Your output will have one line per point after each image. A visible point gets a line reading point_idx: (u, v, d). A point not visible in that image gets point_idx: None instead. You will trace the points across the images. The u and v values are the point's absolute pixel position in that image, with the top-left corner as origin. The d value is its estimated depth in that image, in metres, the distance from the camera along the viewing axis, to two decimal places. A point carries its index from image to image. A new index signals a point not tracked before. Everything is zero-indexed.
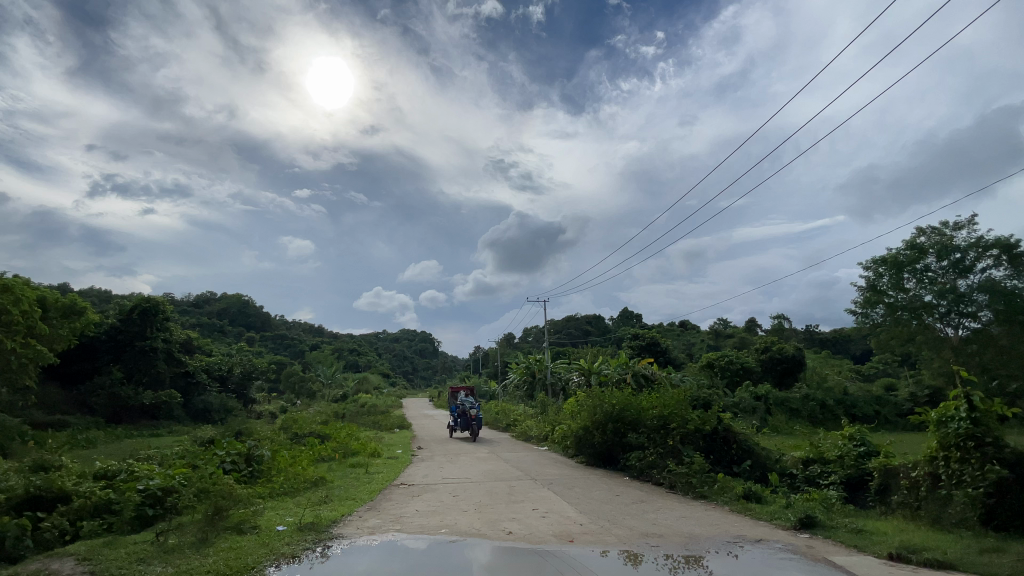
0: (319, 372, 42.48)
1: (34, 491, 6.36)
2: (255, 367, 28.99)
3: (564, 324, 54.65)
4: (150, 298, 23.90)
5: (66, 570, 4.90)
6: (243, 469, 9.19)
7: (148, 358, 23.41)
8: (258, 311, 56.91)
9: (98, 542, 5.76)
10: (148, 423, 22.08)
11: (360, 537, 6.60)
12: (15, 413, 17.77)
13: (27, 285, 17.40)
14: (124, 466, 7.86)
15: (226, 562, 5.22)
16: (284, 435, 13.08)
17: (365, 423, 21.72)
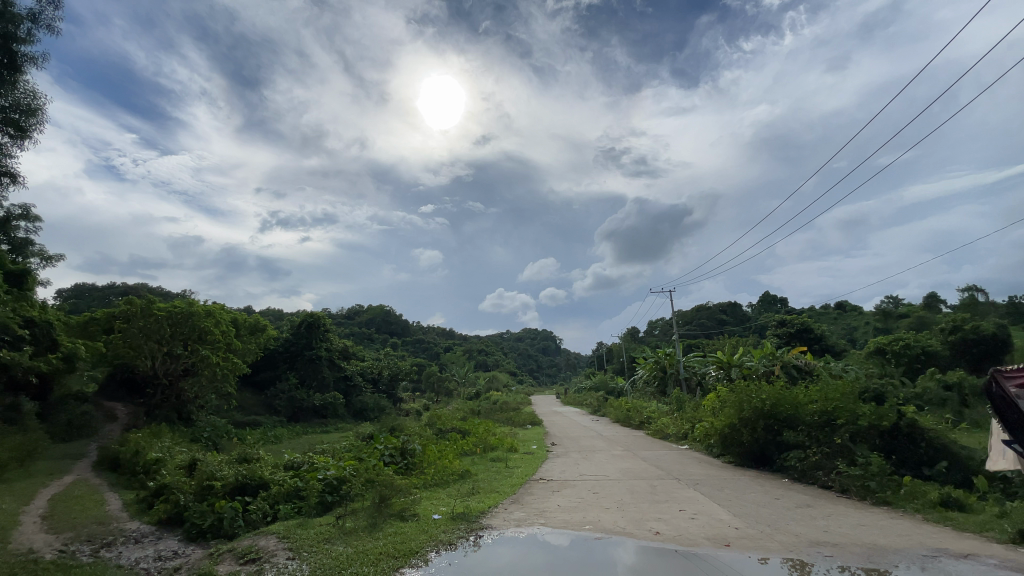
0: (453, 372, 45.39)
1: (241, 480, 7.66)
2: (400, 369, 31.90)
3: (694, 315, 51.23)
4: (313, 314, 28.22)
5: (272, 545, 5.82)
6: (400, 461, 10.15)
7: (315, 365, 27.15)
8: (398, 319, 62.78)
9: (293, 524, 6.70)
10: (319, 420, 25.39)
11: (508, 529, 6.81)
12: (223, 415, 21.72)
13: (223, 309, 21.21)
14: (306, 459, 9.12)
15: (395, 545, 5.77)
16: (429, 431, 14.15)
17: (499, 420, 22.50)
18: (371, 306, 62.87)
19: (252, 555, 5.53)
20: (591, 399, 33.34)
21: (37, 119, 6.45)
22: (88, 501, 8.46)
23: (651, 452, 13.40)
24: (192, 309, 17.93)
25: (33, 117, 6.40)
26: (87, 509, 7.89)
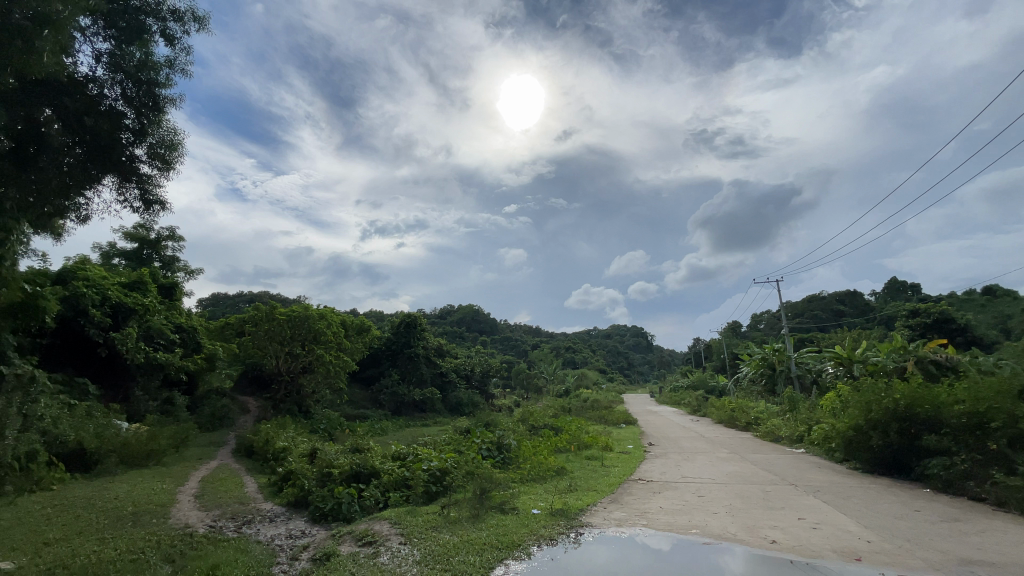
0: (543, 369, 45.59)
1: (355, 469, 8.31)
2: (492, 366, 32.74)
3: (803, 307, 46.76)
4: (410, 314, 30.13)
5: (385, 530, 6.23)
6: (497, 455, 10.39)
7: (413, 362, 28.78)
8: (487, 317, 64.45)
9: (403, 511, 7.12)
10: (419, 414, 26.81)
11: (609, 528, 6.68)
12: (336, 408, 23.72)
13: (332, 311, 23.20)
14: (410, 450, 9.66)
15: (498, 537, 5.89)
16: (523, 427, 14.30)
17: (591, 418, 22.23)
18: (462, 305, 65.37)
19: (368, 538, 5.95)
20: (689, 398, 31.71)
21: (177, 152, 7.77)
22: (231, 483, 9.66)
23: (761, 455, 12.43)
24: (308, 312, 19.82)
25: (174, 149, 7.49)
26: (231, 491, 9.02)
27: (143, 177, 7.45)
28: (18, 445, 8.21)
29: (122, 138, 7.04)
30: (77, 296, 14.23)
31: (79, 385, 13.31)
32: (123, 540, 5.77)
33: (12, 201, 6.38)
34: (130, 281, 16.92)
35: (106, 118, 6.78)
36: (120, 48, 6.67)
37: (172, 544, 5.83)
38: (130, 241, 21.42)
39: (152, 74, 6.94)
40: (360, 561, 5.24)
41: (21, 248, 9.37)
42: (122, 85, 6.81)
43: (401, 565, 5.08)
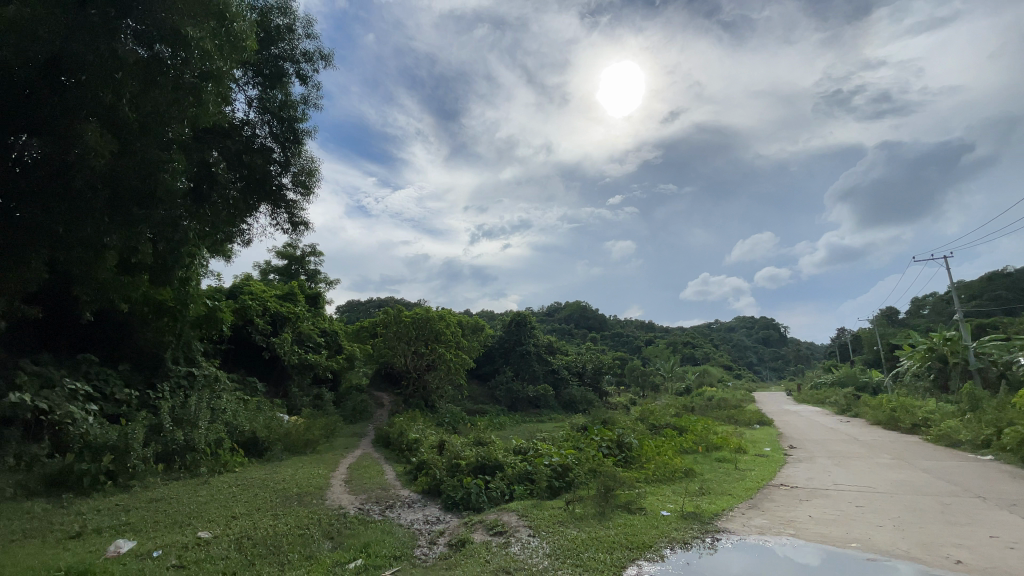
0: (659, 366, 43.51)
1: (480, 461, 8.68)
2: (604, 363, 32.19)
3: (982, 287, 38.90)
4: (520, 312, 31.10)
5: (514, 521, 6.40)
6: (618, 453, 10.14)
7: (526, 359, 29.48)
8: (596, 314, 63.41)
9: (529, 504, 7.24)
10: (535, 410, 27.21)
11: (749, 535, 6.15)
12: (457, 403, 25.02)
13: (449, 312, 24.60)
14: (531, 445, 9.84)
15: (627, 536, 5.72)
16: (643, 426, 13.80)
17: (718, 418, 20.71)
18: (570, 303, 65.28)
19: (499, 528, 6.15)
20: (836, 396, 28.05)
21: (313, 178, 10.05)
22: (373, 470, 10.69)
23: (934, 461, 10.56)
24: (428, 314, 21.25)
25: (310, 174, 9.87)
26: (374, 477, 9.97)
27: (286, 197, 9.79)
28: (208, 432, 9.90)
29: (271, 167, 9.49)
30: (244, 307, 16.88)
31: (250, 383, 15.67)
32: (292, 517, 6.68)
33: (195, 231, 8.09)
34: (283, 292, 19.63)
35: (259, 153, 9.25)
36: (265, 92, 9.19)
37: (330, 522, 6.59)
38: (282, 258, 24.79)
39: (290, 111, 9.41)
40: (493, 549, 5.43)
41: (203, 270, 11.35)
42: (269, 123, 9.30)
43: (533, 557, 5.17)
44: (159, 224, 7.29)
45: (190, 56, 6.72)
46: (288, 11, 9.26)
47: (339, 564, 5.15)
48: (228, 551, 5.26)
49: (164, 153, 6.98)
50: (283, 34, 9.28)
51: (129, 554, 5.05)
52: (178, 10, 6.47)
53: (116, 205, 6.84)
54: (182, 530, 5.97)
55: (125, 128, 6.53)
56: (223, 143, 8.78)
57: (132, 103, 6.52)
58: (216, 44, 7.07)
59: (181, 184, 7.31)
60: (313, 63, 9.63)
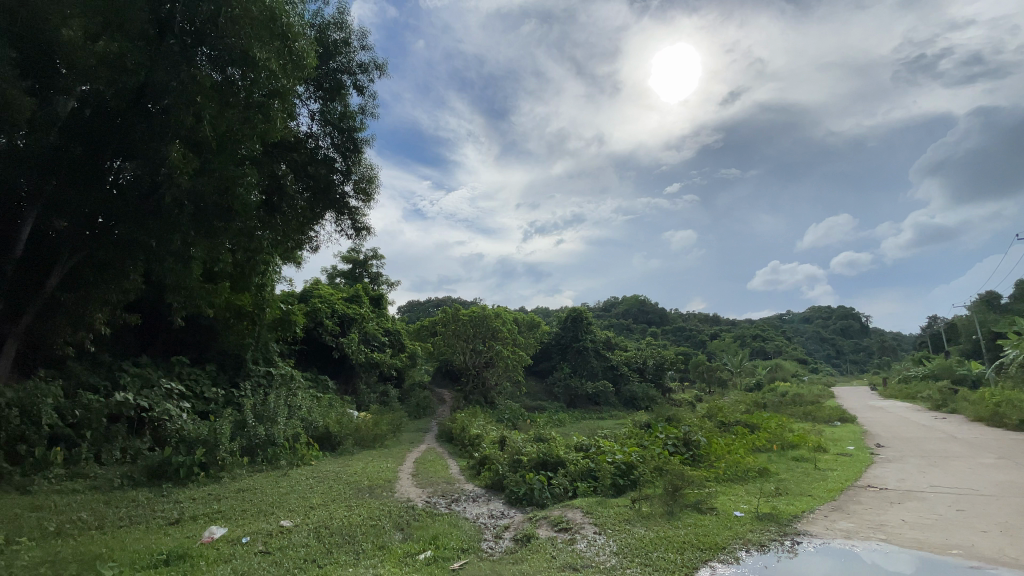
0: (726, 361, 41.53)
1: (542, 457, 8.68)
2: (666, 358, 31.21)
3: None
4: (576, 308, 30.92)
5: (579, 518, 6.33)
6: (685, 451, 9.79)
7: (584, 355, 29.19)
8: (655, 308, 61.60)
9: (593, 501, 7.15)
10: (595, 407, 26.84)
11: (834, 539, 5.72)
12: (516, 400, 25.17)
13: (506, 309, 24.81)
14: (593, 442, 9.71)
15: (698, 537, 5.50)
16: (710, 423, 13.26)
17: (793, 415, 19.47)
18: (628, 298, 63.92)
19: (564, 524, 6.11)
20: (929, 390, 25.55)
21: (373, 184, 10.47)
22: (438, 465, 10.98)
23: None
24: (485, 312, 21.56)
25: (370, 181, 10.29)
26: (439, 471, 10.24)
27: (349, 204, 10.27)
28: (286, 428, 10.56)
29: (334, 176, 9.97)
30: (314, 310, 17.89)
31: (322, 381, 16.57)
32: (364, 508, 6.99)
33: (269, 240, 8.66)
34: (349, 295, 20.61)
35: (323, 164, 9.76)
36: (326, 105, 9.65)
37: (400, 514, 6.83)
38: (347, 262, 26.01)
39: (350, 121, 9.82)
40: (559, 545, 5.39)
41: (277, 276, 12.11)
42: (331, 135, 9.77)
43: (599, 554, 5.10)
44: (237, 235, 7.87)
45: (258, 76, 7.19)
46: (344, 25, 9.61)
47: (409, 554, 5.33)
48: (308, 539, 5.59)
49: (238, 169, 7.51)
50: (341, 48, 9.66)
51: (222, 540, 5.48)
52: (246, 34, 6.93)
53: (200, 220, 7.46)
54: (267, 519, 6.41)
55: (204, 148, 7.10)
56: (290, 157, 9.33)
57: (210, 124, 7.06)
58: (281, 64, 7.49)
59: (254, 197, 7.82)
60: (369, 74, 9.99)
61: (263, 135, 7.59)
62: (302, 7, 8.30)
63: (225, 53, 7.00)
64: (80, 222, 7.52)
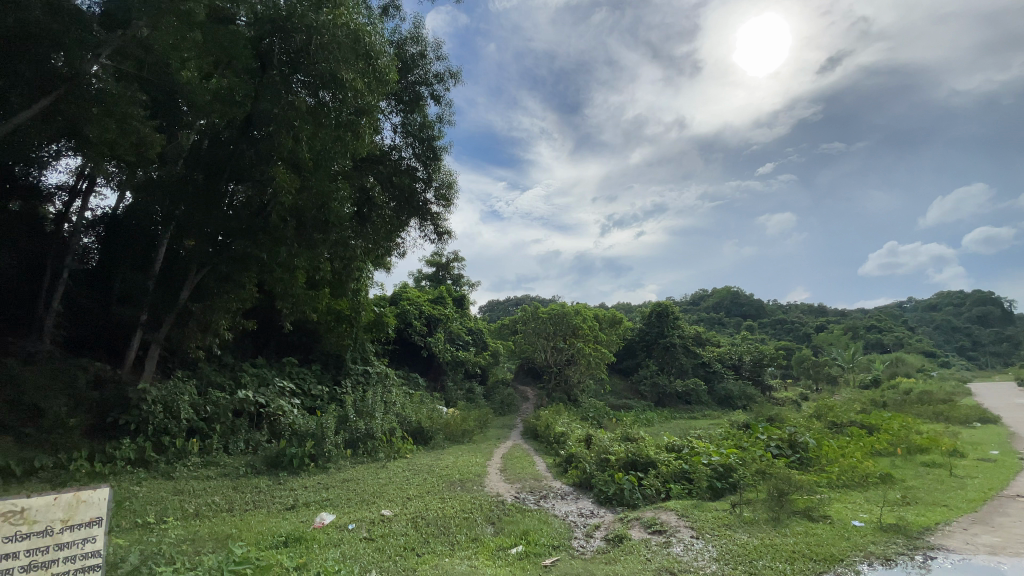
0: (835, 355, 37.68)
1: (632, 457, 8.46)
2: (764, 353, 29.02)
3: None
4: (661, 303, 29.74)
5: (674, 521, 6.06)
6: (791, 454, 9.03)
7: (671, 352, 28.00)
8: (749, 300, 57.54)
9: (689, 504, 6.82)
10: (686, 405, 25.62)
11: (978, 555, 4.96)
12: (601, 398, 24.73)
13: (587, 306, 24.51)
14: (685, 442, 9.29)
15: (809, 546, 5.03)
16: (819, 424, 12.09)
17: (920, 415, 17.18)
18: (718, 290, 60.29)
19: (657, 526, 5.90)
20: None
21: (452, 190, 10.82)
22: (526, 461, 11.08)
23: None
24: (566, 309, 21.48)
25: (449, 186, 10.65)
26: (526, 468, 10.36)
27: (431, 210, 10.72)
28: (382, 422, 11.25)
29: (417, 185, 10.45)
30: (403, 312, 18.88)
31: (413, 379, 17.47)
32: (457, 501, 7.24)
33: (361, 249, 9.26)
34: (434, 296, 21.54)
35: (406, 174, 10.27)
36: (407, 117, 10.12)
37: (491, 509, 6.98)
38: (431, 266, 27.19)
39: (428, 130, 10.21)
40: (653, 548, 5.22)
41: (369, 280, 12.93)
42: (412, 145, 10.23)
43: (698, 559, 4.85)
44: (334, 245, 8.52)
45: (345, 96, 7.72)
46: (420, 39, 9.99)
47: (502, 548, 5.43)
48: (408, 528, 5.89)
49: (332, 183, 8.14)
50: (418, 61, 10.07)
51: (332, 526, 5.95)
52: (334, 58, 7.45)
53: (302, 233, 8.18)
54: (369, 508, 6.85)
55: (303, 167, 7.76)
56: (377, 169, 9.93)
57: (306, 145, 7.70)
58: (366, 82, 7.94)
59: (347, 208, 8.43)
60: (444, 83, 10.33)
61: (353, 151, 8.13)
62: (381, 27, 8.77)
63: (317, 78, 7.65)
64: (205, 240, 8.56)
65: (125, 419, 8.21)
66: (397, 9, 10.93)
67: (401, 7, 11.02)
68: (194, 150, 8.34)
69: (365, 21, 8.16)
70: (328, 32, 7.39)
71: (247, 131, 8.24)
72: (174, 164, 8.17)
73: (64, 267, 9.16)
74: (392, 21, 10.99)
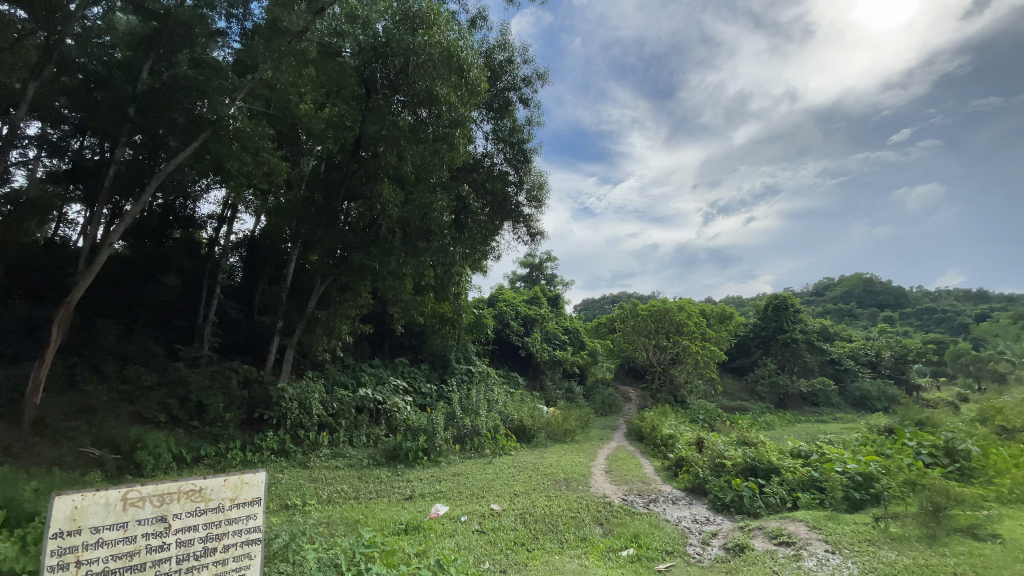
0: (1006, 350, 31.66)
1: (750, 462, 7.86)
2: (909, 349, 25.29)
3: None
4: (778, 295, 27.19)
5: (803, 533, 5.50)
6: (948, 464, 7.76)
7: (792, 349, 25.48)
8: (886, 288, 50.51)
9: (821, 515, 6.16)
10: (811, 407, 23.16)
11: None
12: (712, 399, 23.23)
13: (691, 301, 23.21)
14: (813, 448, 8.41)
15: (977, 570, 4.28)
16: (988, 430, 10.23)
17: None
18: (846, 278, 53.75)
19: (784, 537, 5.40)
20: None
21: (543, 191, 10.91)
22: (632, 464, 10.75)
23: None
24: (668, 306, 20.56)
25: (541, 188, 10.76)
26: (633, 470, 10.08)
27: (524, 213, 10.91)
28: (487, 420, 11.65)
29: (509, 189, 10.68)
30: (501, 313, 19.45)
31: (513, 378, 17.84)
32: (563, 500, 7.26)
33: (460, 254, 9.67)
34: (530, 297, 21.85)
35: (499, 179, 10.55)
36: (497, 123, 10.38)
37: (598, 509, 6.89)
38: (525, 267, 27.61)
39: (519, 134, 10.39)
40: (780, 560, 4.79)
41: (469, 283, 13.50)
42: (503, 150, 10.47)
43: None
44: (436, 252, 9.01)
45: (441, 110, 8.11)
46: (507, 45, 10.18)
47: (612, 549, 5.33)
48: (517, 524, 6.02)
49: (431, 194, 8.62)
50: (505, 67, 10.29)
51: (446, 517, 6.28)
52: (429, 76, 7.88)
53: (407, 242, 8.75)
54: (479, 502, 7.12)
55: (406, 182, 8.33)
56: (471, 178, 10.35)
57: (408, 160, 8.24)
58: (460, 94, 8.26)
59: (446, 216, 8.86)
60: (532, 85, 10.44)
61: (450, 162, 8.52)
62: (470, 39, 9.10)
63: (414, 96, 8.17)
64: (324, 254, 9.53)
65: (269, 414, 9.39)
66: (484, 19, 11.28)
67: (488, 17, 11.34)
68: (313, 175, 9.32)
69: (457, 36, 8.52)
70: (423, 51, 7.85)
71: (356, 152, 9.01)
72: (298, 187, 9.19)
73: (217, 283, 10.77)
74: (480, 32, 11.36)
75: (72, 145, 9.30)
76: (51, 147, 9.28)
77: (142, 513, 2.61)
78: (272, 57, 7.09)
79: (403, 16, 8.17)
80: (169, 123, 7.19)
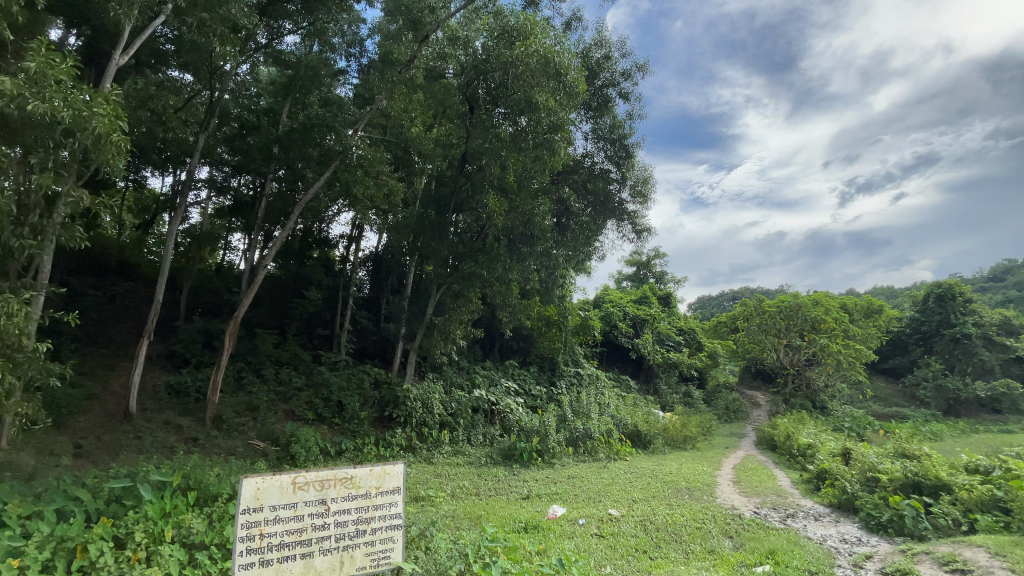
0: None
1: (912, 477, 6.80)
2: None
3: None
4: (941, 283, 23.12)
5: (983, 560, 4.63)
6: None
7: (964, 346, 21.45)
8: None
9: (1008, 540, 5.12)
10: (995, 416, 19.26)
11: None
12: (859, 406, 20.38)
13: (826, 294, 20.70)
14: (996, 463, 7.02)
15: None
16: None
17: None
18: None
19: (957, 565, 4.60)
20: None
21: (647, 186, 10.60)
22: (764, 475, 9.87)
23: None
24: (799, 301, 18.56)
25: (644, 183, 10.48)
26: (765, 481, 9.24)
27: (628, 210, 10.69)
28: (599, 423, 11.52)
29: (612, 187, 10.52)
30: (609, 314, 19.14)
31: (625, 381, 17.39)
32: (685, 508, 6.94)
33: (564, 256, 9.77)
34: (639, 296, 21.17)
35: (601, 178, 10.44)
36: (596, 122, 10.28)
37: (727, 521, 6.45)
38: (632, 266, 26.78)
39: (619, 131, 10.19)
40: None
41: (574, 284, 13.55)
42: (603, 148, 10.35)
43: None
44: (540, 256, 9.25)
45: (540, 117, 8.27)
46: (604, 42, 10.05)
47: (744, 564, 4.97)
48: (637, 530, 5.89)
49: (534, 201, 8.85)
50: (603, 64, 10.12)
51: (565, 518, 6.36)
52: (527, 85, 8.09)
53: (512, 248, 9.12)
54: (597, 505, 7.07)
55: (510, 190, 8.65)
56: (572, 179, 10.43)
57: (511, 170, 8.54)
58: (558, 98, 8.34)
59: (549, 221, 9.05)
60: (631, 78, 10.17)
61: (550, 167, 8.67)
62: (566, 42, 9.15)
63: (514, 107, 8.40)
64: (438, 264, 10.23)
65: (397, 413, 10.26)
66: (579, 20, 11.25)
67: (582, 16, 11.30)
68: (426, 191, 10.05)
69: (553, 41, 8.63)
70: (522, 62, 8.04)
71: (464, 166, 9.52)
72: (413, 204, 9.96)
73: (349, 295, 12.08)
74: (576, 33, 11.35)
75: (232, 184, 11.02)
76: (216, 187, 11.07)
77: (308, 496, 3.03)
78: (386, 88, 7.80)
79: (500, 31, 8.41)
80: (306, 158, 8.27)
